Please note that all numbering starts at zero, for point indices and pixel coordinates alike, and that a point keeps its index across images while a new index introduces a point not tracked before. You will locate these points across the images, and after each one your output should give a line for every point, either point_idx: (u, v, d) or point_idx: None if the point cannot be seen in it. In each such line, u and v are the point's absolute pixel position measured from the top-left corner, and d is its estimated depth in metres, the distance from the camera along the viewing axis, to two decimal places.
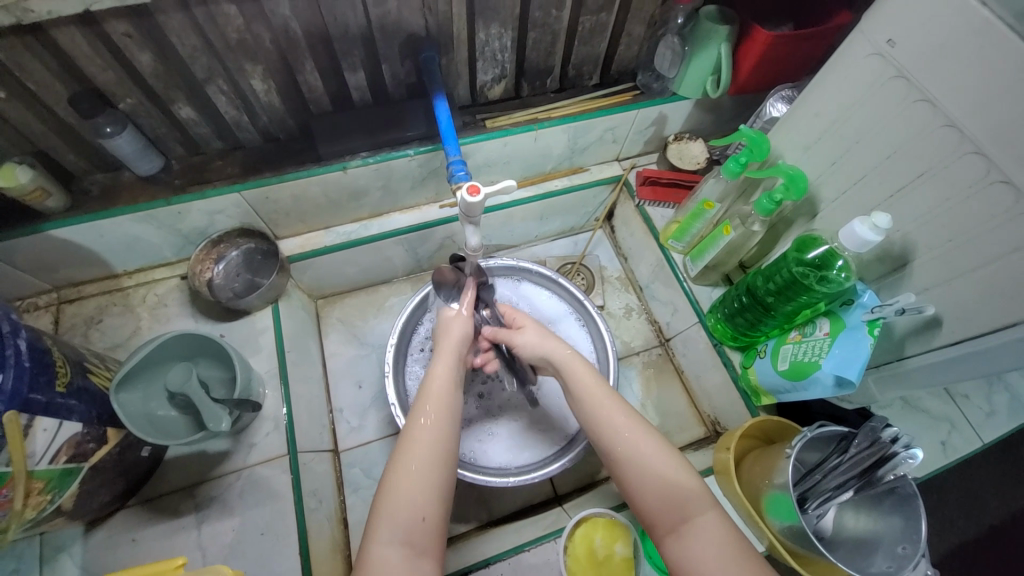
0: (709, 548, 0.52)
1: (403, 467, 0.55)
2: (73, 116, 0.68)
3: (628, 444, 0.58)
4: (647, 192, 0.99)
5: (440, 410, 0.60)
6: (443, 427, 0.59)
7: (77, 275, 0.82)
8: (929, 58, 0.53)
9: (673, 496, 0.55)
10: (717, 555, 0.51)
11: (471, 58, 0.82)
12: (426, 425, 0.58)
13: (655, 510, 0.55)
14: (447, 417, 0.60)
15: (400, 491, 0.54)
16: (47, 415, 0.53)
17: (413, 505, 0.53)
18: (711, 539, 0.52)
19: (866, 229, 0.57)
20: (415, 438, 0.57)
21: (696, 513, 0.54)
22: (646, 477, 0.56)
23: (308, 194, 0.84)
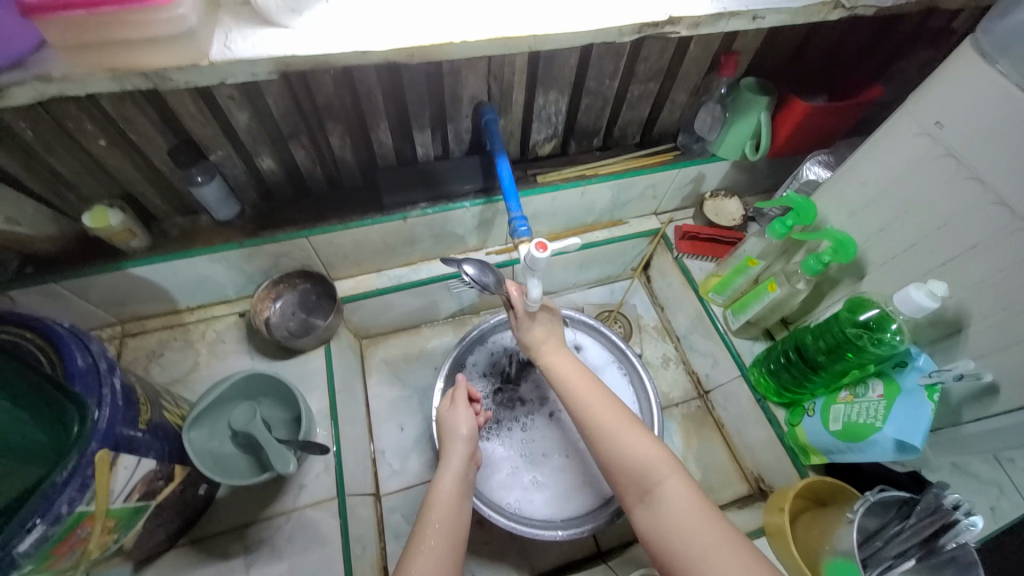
0: (674, 511, 0.58)
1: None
2: (166, 165, 0.73)
3: (606, 425, 0.66)
4: (687, 245, 1.03)
5: (439, 519, 0.65)
6: (443, 541, 0.63)
7: (143, 310, 0.86)
8: (978, 141, 0.57)
9: (643, 467, 0.62)
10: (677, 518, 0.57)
11: (527, 119, 0.88)
12: (426, 541, 0.63)
13: (628, 482, 0.62)
14: (447, 526, 0.65)
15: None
16: (129, 452, 0.54)
17: None
18: (673, 501, 0.59)
19: (922, 295, 0.59)
20: (416, 555, 0.62)
21: (660, 478, 0.61)
22: (623, 459, 0.63)
23: (368, 240, 0.88)
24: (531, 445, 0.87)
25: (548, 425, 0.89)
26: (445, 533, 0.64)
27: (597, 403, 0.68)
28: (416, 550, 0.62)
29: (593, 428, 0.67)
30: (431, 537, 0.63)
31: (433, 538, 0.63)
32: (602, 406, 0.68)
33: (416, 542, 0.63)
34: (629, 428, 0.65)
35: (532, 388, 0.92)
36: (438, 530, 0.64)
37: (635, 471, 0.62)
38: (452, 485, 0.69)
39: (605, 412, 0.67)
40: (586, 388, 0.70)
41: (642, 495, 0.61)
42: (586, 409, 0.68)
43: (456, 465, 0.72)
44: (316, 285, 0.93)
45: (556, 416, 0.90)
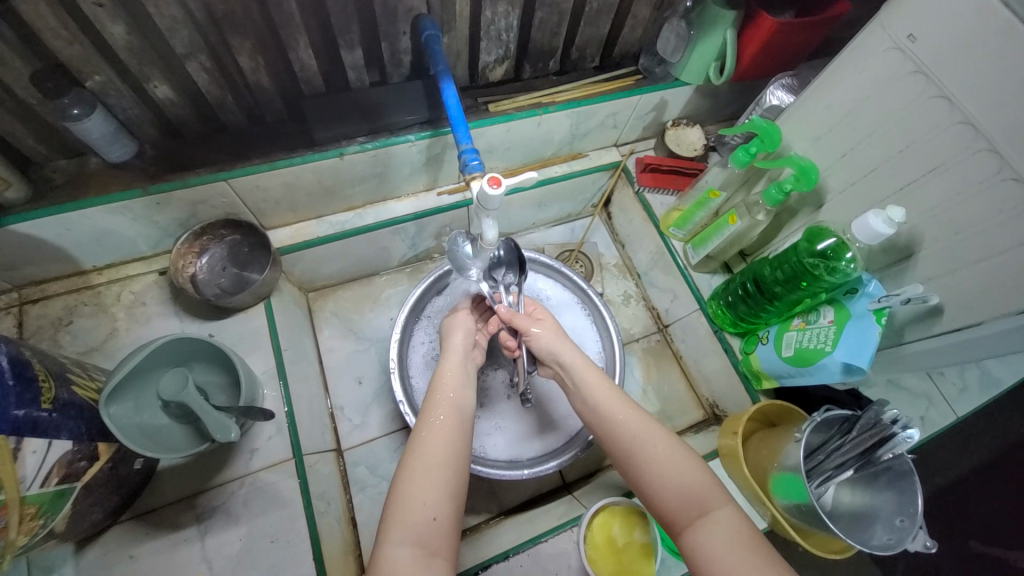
0: (719, 539, 0.51)
1: (410, 473, 0.53)
2: (32, 95, 0.59)
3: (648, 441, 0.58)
4: (648, 178, 0.99)
5: (445, 411, 0.59)
6: (450, 428, 0.57)
7: (39, 273, 0.74)
8: (948, 56, 0.54)
9: (693, 488, 0.54)
10: (730, 549, 0.50)
11: (474, 37, 0.77)
12: (434, 433, 0.57)
13: (673, 505, 0.54)
14: (453, 414, 0.59)
15: (411, 495, 0.52)
16: (35, 436, 0.47)
17: (425, 503, 0.51)
18: (724, 525, 0.52)
19: (880, 222, 0.59)
20: (420, 439, 0.56)
21: (712, 505, 0.53)
22: (669, 479, 0.55)
23: (300, 181, 0.78)
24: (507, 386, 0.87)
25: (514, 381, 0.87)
26: (455, 411, 0.59)
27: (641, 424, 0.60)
28: (420, 437, 0.56)
29: (631, 442, 0.58)
30: (442, 412, 0.59)
31: (438, 427, 0.57)
32: (636, 417, 0.60)
33: (421, 432, 0.57)
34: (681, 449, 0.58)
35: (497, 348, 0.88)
36: (448, 407, 0.60)
37: (681, 487, 0.55)
38: (456, 385, 0.63)
39: (643, 424, 0.60)
40: (613, 393, 0.63)
41: (692, 517, 0.53)
42: (622, 425, 0.60)
43: (460, 370, 0.65)
44: (247, 236, 0.83)
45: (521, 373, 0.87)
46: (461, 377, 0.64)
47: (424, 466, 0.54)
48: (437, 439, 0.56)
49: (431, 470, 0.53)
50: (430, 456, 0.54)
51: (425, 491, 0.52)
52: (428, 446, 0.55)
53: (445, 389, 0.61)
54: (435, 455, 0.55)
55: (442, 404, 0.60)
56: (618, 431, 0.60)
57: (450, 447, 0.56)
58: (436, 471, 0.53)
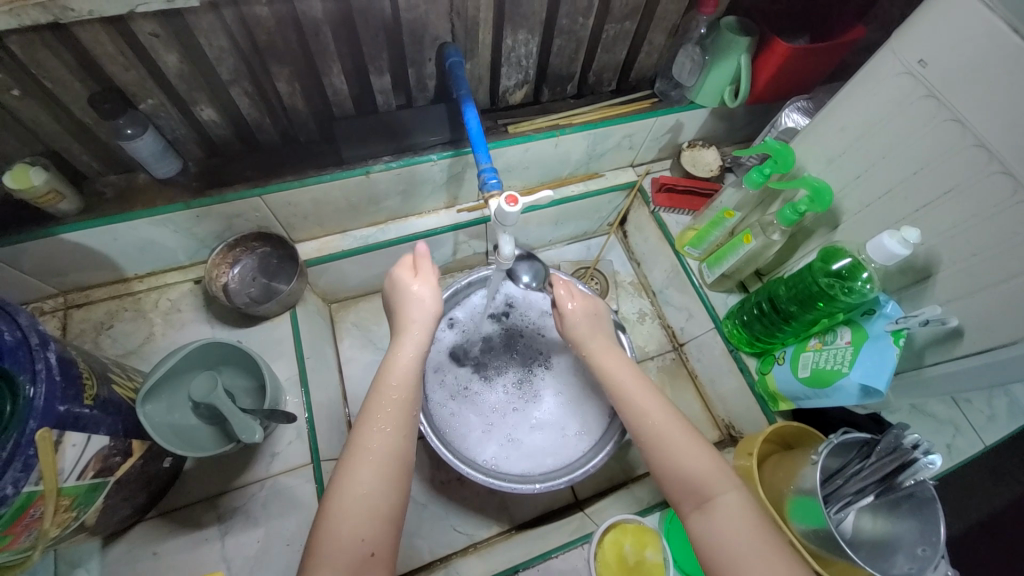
0: (728, 523, 0.53)
1: (341, 498, 0.53)
2: (91, 116, 0.65)
3: (660, 429, 0.60)
4: (664, 198, 1.00)
5: (384, 441, 0.56)
6: (378, 468, 0.54)
7: (86, 279, 0.79)
8: (959, 81, 0.55)
9: (700, 474, 0.56)
10: (730, 532, 0.53)
11: (495, 62, 0.81)
12: (369, 449, 0.55)
13: (679, 487, 0.57)
14: (388, 452, 0.56)
15: (340, 527, 0.51)
16: (76, 430, 0.50)
17: (356, 535, 0.51)
18: (731, 513, 0.54)
19: (895, 242, 0.59)
20: (350, 468, 0.54)
21: (718, 490, 0.56)
22: (678, 472, 0.57)
23: (328, 198, 0.82)
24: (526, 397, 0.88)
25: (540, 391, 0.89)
26: (399, 412, 0.58)
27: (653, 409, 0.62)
28: (347, 465, 0.55)
29: (653, 432, 0.60)
30: (386, 419, 0.57)
31: (369, 460, 0.55)
32: (664, 416, 0.61)
33: (352, 457, 0.55)
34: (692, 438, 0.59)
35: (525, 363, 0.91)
36: (393, 409, 0.58)
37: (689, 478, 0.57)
38: (400, 401, 0.58)
39: (659, 411, 0.62)
40: (642, 394, 0.64)
41: (697, 501, 0.56)
42: (636, 409, 0.62)
43: (411, 363, 0.61)
44: (277, 247, 0.87)
45: (552, 387, 0.89)
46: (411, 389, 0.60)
47: (355, 496, 0.53)
48: (368, 476, 0.54)
49: (359, 507, 0.52)
50: (362, 479, 0.54)
51: (356, 521, 0.52)
52: (355, 479, 0.53)
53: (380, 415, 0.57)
54: (362, 495, 0.53)
55: (377, 433, 0.56)
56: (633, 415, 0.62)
57: (381, 487, 0.54)
58: (366, 500, 0.53)
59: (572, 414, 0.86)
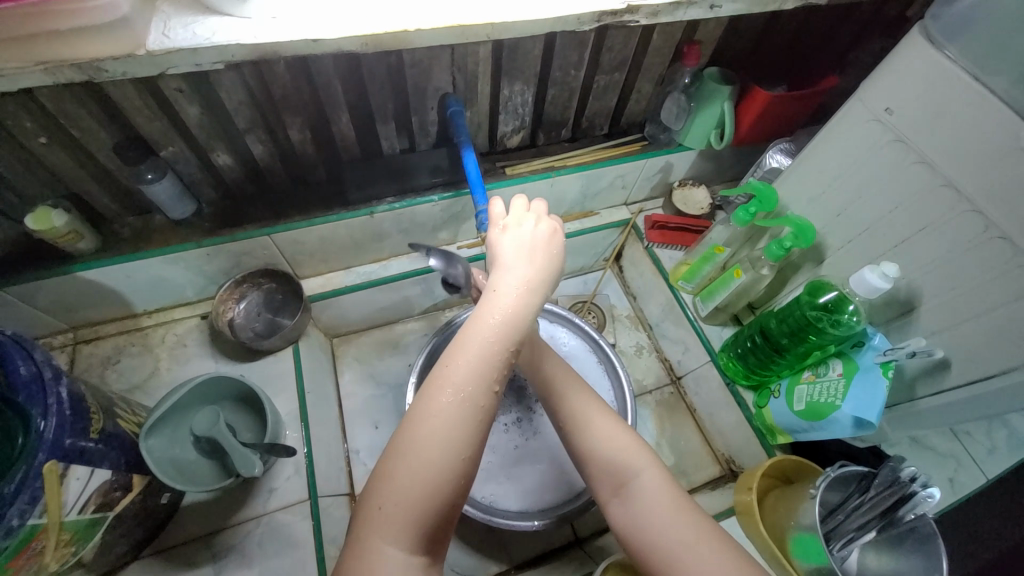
0: (648, 507, 0.52)
1: (415, 461, 0.45)
2: (114, 162, 0.70)
3: (576, 411, 0.59)
4: (656, 235, 1.04)
5: (478, 391, 0.47)
6: (463, 427, 0.46)
7: (96, 315, 0.82)
8: (925, 127, 0.59)
9: (616, 455, 0.55)
10: (655, 518, 0.51)
11: (493, 111, 0.87)
12: (454, 408, 0.47)
13: (600, 473, 0.56)
14: (476, 408, 0.47)
15: (408, 494, 0.45)
16: (81, 463, 0.51)
17: (425, 503, 0.45)
18: (649, 496, 0.53)
19: (876, 277, 0.61)
20: (425, 424, 0.46)
21: (635, 472, 0.54)
22: (597, 455, 0.56)
23: (334, 235, 0.86)
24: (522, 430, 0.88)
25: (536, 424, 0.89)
26: (494, 365, 0.49)
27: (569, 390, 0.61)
28: (420, 417, 0.46)
29: (576, 422, 0.59)
30: (487, 372, 0.48)
31: (455, 412, 0.47)
32: (596, 410, 0.60)
33: (428, 411, 0.47)
34: (604, 419, 0.58)
35: (520, 395, 0.91)
36: (491, 360, 0.49)
37: (606, 463, 0.56)
38: (500, 344, 0.49)
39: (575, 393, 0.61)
40: (572, 388, 0.61)
41: (616, 488, 0.55)
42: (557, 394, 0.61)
43: (518, 308, 0.51)
44: (282, 284, 0.90)
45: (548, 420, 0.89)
46: (516, 331, 0.50)
47: (432, 461, 0.45)
48: (447, 433, 0.46)
49: (435, 472, 0.45)
50: (444, 441, 0.46)
51: (429, 489, 0.45)
52: (430, 437, 0.46)
53: (472, 359, 0.48)
54: (443, 454, 0.46)
55: (469, 381, 0.47)
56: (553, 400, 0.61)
57: (463, 449, 0.46)
58: (443, 469, 0.46)
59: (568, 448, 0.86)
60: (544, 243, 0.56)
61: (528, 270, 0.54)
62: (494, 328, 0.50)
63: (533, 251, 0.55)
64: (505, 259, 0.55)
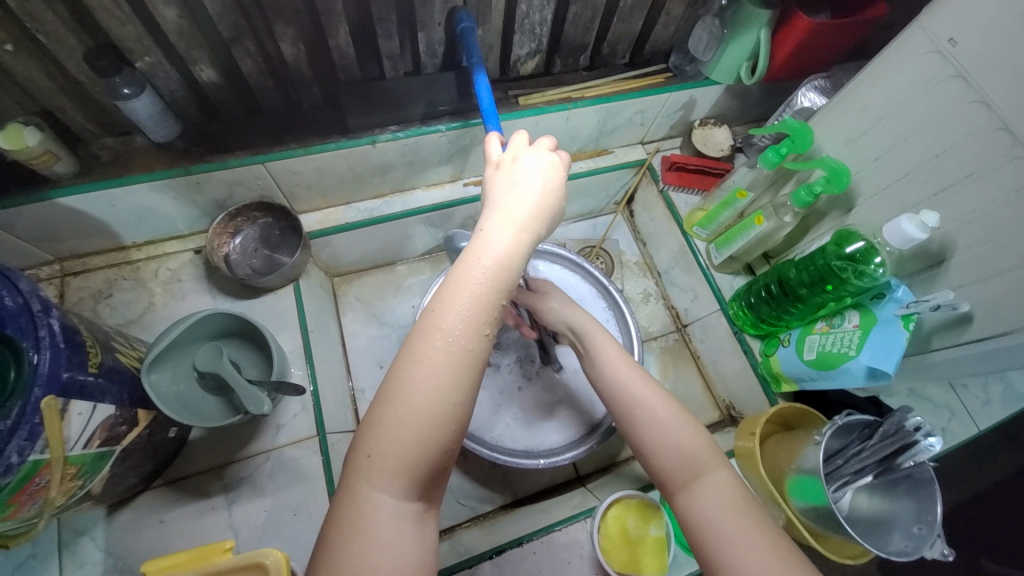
0: (713, 502, 0.49)
1: (400, 405, 0.44)
2: (86, 74, 0.62)
3: (648, 406, 0.57)
4: (673, 177, 0.99)
5: (466, 333, 0.45)
6: (452, 371, 0.44)
7: (82, 246, 0.77)
8: (989, 63, 0.53)
9: (688, 451, 0.53)
10: (723, 511, 0.48)
11: (507, 30, 0.78)
12: (436, 351, 0.45)
13: (666, 465, 0.53)
14: (464, 352, 0.45)
15: (393, 439, 0.43)
16: (81, 398, 0.49)
17: (412, 447, 0.44)
18: (718, 491, 0.50)
19: (913, 226, 0.58)
20: (412, 370, 0.44)
21: (705, 469, 0.51)
22: (664, 448, 0.53)
23: (333, 167, 0.80)
24: (528, 372, 0.88)
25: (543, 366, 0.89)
26: (481, 307, 0.46)
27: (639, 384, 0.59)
28: (409, 364, 0.45)
29: (645, 410, 0.56)
30: (473, 316, 0.46)
31: (444, 358, 0.44)
32: (665, 402, 0.57)
33: (413, 356, 0.45)
34: (676, 412, 0.56)
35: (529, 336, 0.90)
36: (474, 300, 0.46)
37: (676, 456, 0.53)
38: (489, 287, 0.47)
39: (648, 390, 0.58)
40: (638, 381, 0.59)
41: (684, 480, 0.52)
42: (629, 389, 0.59)
43: (503, 249, 0.49)
44: (279, 218, 0.85)
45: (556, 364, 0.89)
46: (506, 275, 0.48)
47: (417, 407, 0.43)
48: (434, 378, 0.44)
49: (424, 420, 0.43)
50: (431, 388, 0.44)
51: (419, 435, 0.44)
52: (416, 382, 0.44)
53: (459, 304, 0.46)
54: (431, 400, 0.44)
55: (456, 325, 0.45)
56: (621, 396, 0.59)
57: (453, 394, 0.44)
58: (428, 414, 0.44)
59: (575, 392, 0.86)
60: (540, 182, 0.53)
61: (515, 211, 0.51)
62: (483, 270, 0.47)
63: (520, 190, 0.53)
64: (499, 200, 0.52)
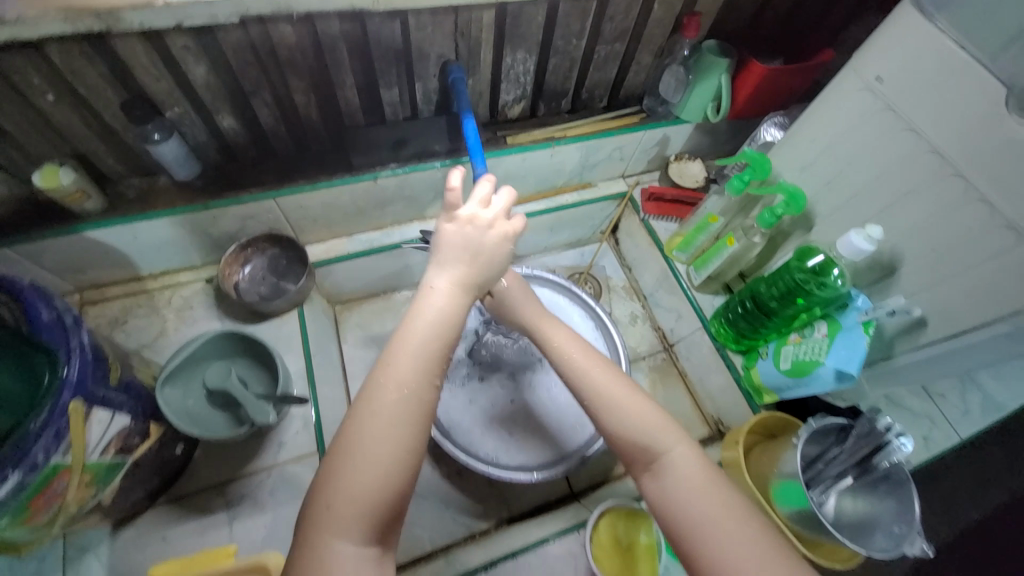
0: (680, 483, 0.52)
1: (356, 455, 0.46)
2: (122, 122, 0.70)
3: (605, 391, 0.59)
4: (652, 207, 1.07)
5: (417, 386, 0.49)
6: (400, 422, 0.48)
7: (103, 276, 0.83)
8: (912, 96, 0.62)
9: (647, 434, 0.55)
10: (692, 493, 0.51)
11: (495, 80, 0.88)
12: (388, 403, 0.48)
13: (631, 450, 0.56)
14: (416, 402, 0.49)
15: (350, 488, 0.46)
16: (102, 407, 0.53)
17: (371, 494, 0.46)
18: (683, 472, 0.53)
19: (861, 239, 0.65)
20: (368, 422, 0.47)
21: (666, 448, 0.54)
22: (626, 433, 0.56)
23: (337, 201, 0.87)
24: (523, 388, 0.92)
25: (538, 381, 0.92)
26: (427, 360, 0.50)
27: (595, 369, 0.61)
28: (366, 415, 0.48)
29: (600, 397, 0.59)
30: (423, 368, 0.49)
31: (397, 409, 0.48)
32: (621, 385, 0.59)
33: (368, 409, 0.48)
34: (632, 395, 0.58)
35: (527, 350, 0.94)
36: (421, 352, 0.50)
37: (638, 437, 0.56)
38: (433, 342, 0.51)
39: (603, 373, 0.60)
40: (628, 393, 0.59)
41: (647, 464, 0.55)
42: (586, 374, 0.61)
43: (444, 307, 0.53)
44: (286, 249, 0.90)
45: (551, 380, 0.92)
46: (450, 330, 0.52)
47: (373, 456, 0.46)
48: (389, 428, 0.47)
49: (380, 468, 0.46)
50: (383, 438, 0.47)
51: (376, 482, 0.46)
52: (372, 434, 0.47)
53: (407, 359, 0.49)
54: (385, 448, 0.47)
55: (407, 378, 0.49)
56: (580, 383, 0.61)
57: (408, 445, 0.48)
58: (382, 462, 0.46)
59: (569, 408, 0.90)
60: (474, 241, 0.57)
61: (454, 271, 0.56)
62: (423, 328, 0.51)
63: (459, 251, 0.56)
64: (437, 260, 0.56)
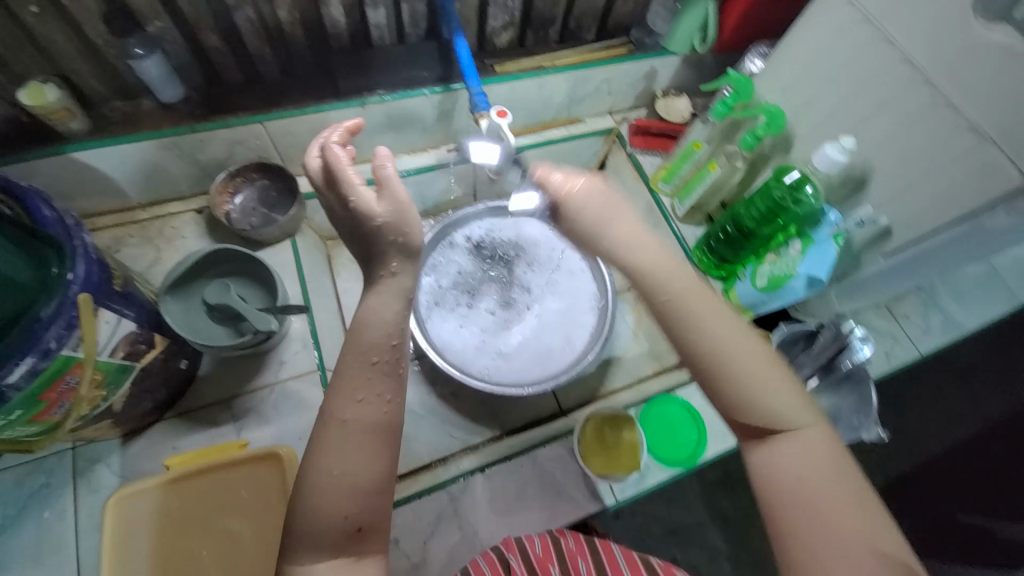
0: (798, 465, 0.47)
1: (320, 480, 0.45)
2: (104, 38, 0.69)
3: (740, 363, 0.50)
4: (639, 141, 1.09)
5: (372, 400, 0.47)
6: (358, 442, 0.46)
7: (92, 205, 0.83)
8: (889, 6, 0.64)
9: (781, 411, 0.49)
10: (816, 480, 0.46)
11: (483, 3, 0.87)
12: (341, 426, 0.46)
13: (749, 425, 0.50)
14: (376, 417, 0.47)
15: (318, 511, 0.45)
16: (110, 308, 0.55)
17: (341, 511, 0.45)
18: (808, 453, 0.48)
19: (834, 150, 0.68)
20: (324, 447, 0.46)
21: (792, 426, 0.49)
22: (747, 406, 0.50)
23: (326, 129, 0.87)
24: (517, 309, 0.96)
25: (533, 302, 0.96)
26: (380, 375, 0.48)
27: (730, 335, 0.51)
28: (324, 438, 0.46)
29: (734, 367, 0.50)
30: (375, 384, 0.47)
31: (353, 427, 0.46)
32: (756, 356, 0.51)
33: (324, 436, 0.46)
34: (775, 372, 0.50)
35: (523, 275, 0.98)
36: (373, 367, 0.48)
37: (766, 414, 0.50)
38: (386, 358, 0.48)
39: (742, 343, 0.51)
40: (772, 368, 0.50)
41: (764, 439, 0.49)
42: (718, 341, 0.50)
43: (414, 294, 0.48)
44: (275, 179, 0.90)
45: (545, 303, 0.96)
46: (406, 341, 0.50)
47: (338, 476, 0.45)
48: (346, 449, 0.46)
49: (343, 488, 0.45)
50: (345, 457, 0.46)
51: (343, 501, 0.45)
52: (331, 457, 0.46)
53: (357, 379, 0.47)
54: (347, 470, 0.46)
55: (358, 397, 0.47)
56: (715, 351, 0.50)
57: (371, 466, 0.46)
58: (345, 482, 0.45)
59: (562, 327, 0.95)
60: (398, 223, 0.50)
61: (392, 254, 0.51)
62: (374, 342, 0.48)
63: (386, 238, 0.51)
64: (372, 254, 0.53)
